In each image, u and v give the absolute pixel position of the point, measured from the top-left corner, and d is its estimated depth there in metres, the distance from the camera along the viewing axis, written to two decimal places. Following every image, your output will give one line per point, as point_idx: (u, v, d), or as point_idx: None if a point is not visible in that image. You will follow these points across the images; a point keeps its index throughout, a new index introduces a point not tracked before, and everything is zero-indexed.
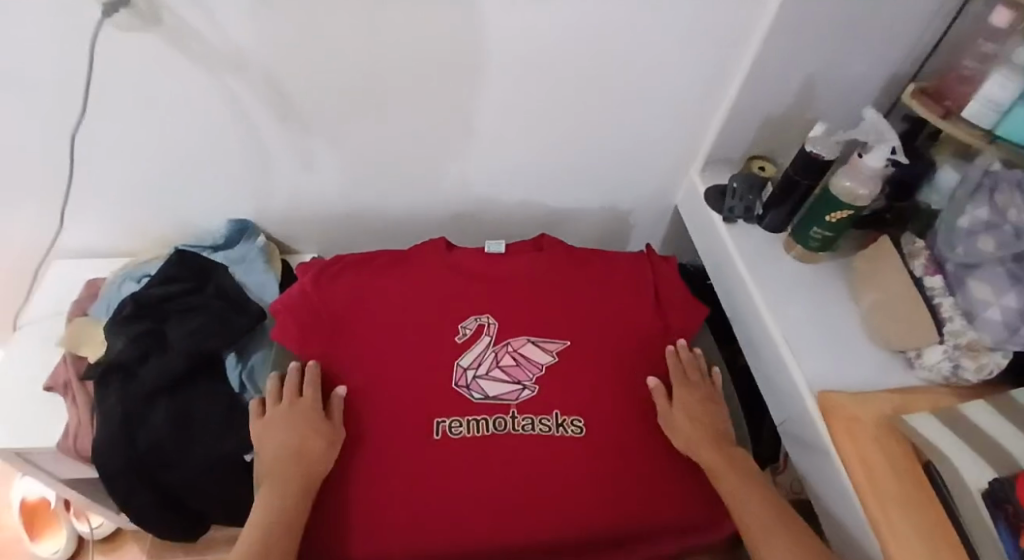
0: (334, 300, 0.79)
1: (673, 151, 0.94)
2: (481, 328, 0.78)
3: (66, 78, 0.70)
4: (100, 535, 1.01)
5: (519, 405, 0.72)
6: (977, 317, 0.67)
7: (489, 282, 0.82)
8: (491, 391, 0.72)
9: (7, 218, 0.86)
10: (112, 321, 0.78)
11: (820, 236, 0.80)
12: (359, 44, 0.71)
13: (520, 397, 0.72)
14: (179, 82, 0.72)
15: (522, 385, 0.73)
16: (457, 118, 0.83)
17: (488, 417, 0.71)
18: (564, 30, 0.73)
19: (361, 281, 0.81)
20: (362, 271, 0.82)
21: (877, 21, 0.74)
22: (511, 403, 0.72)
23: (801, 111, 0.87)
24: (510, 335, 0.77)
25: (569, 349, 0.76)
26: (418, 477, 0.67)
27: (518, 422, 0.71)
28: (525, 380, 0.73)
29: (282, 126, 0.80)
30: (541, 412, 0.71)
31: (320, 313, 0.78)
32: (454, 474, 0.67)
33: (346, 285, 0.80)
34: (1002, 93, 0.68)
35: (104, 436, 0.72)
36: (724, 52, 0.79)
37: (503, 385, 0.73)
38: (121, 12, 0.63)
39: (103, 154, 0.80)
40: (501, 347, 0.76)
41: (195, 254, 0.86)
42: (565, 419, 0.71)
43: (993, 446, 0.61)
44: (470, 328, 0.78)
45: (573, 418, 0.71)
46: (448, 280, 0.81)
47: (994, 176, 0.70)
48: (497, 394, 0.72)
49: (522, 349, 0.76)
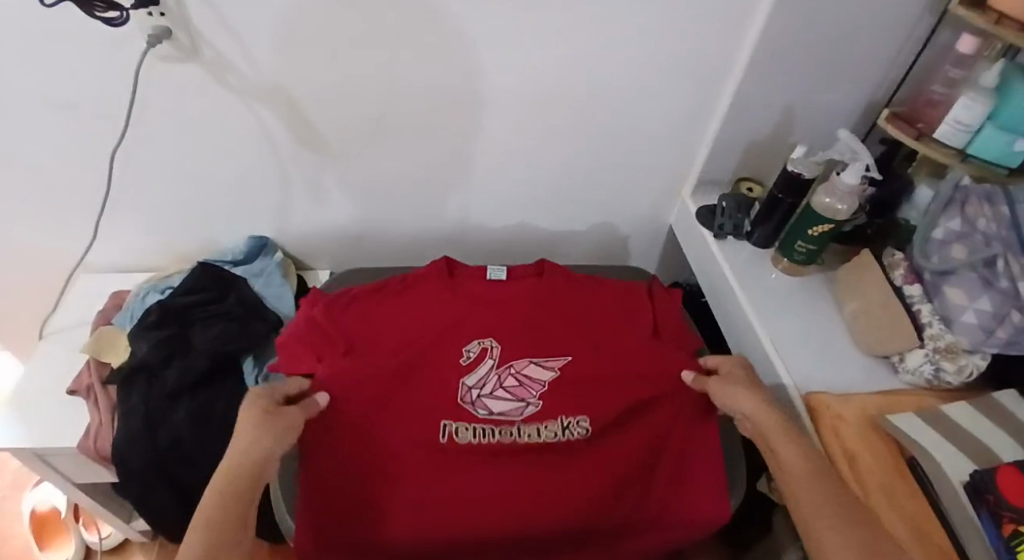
0: (343, 328, 0.78)
1: (668, 175, 1.00)
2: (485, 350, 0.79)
3: (110, 104, 0.77)
4: (107, 546, 1.03)
5: (524, 419, 0.75)
6: (954, 322, 0.71)
7: (491, 309, 0.82)
8: (496, 408, 0.75)
9: (43, 233, 0.93)
10: (138, 326, 0.83)
11: (803, 249, 0.85)
12: (377, 74, 0.77)
13: (524, 412, 0.75)
14: (212, 109, 0.79)
15: (526, 401, 0.76)
16: (466, 144, 0.89)
17: (494, 429, 0.73)
18: (564, 63, 0.80)
19: (368, 305, 0.81)
20: (370, 299, 0.81)
21: (849, 52, 0.81)
22: (516, 418, 0.74)
23: (785, 135, 0.93)
24: (513, 358, 0.79)
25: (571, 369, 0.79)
26: (423, 490, 0.70)
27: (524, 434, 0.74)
28: (528, 397, 0.76)
29: (304, 152, 0.87)
30: (545, 422, 0.74)
31: (326, 337, 0.77)
32: (459, 486, 0.70)
33: (350, 310, 0.80)
34: (968, 114, 0.72)
35: (127, 431, 0.77)
36: (711, 83, 0.86)
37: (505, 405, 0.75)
38: (163, 44, 0.70)
39: (136, 175, 0.87)
40: (503, 369, 0.78)
41: (219, 267, 0.92)
42: (570, 422, 0.74)
43: (974, 443, 0.64)
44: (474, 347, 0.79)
45: (579, 419, 0.75)
46: (451, 305, 0.81)
47: (965, 190, 0.76)
48: (501, 410, 0.75)
49: (524, 370, 0.78)
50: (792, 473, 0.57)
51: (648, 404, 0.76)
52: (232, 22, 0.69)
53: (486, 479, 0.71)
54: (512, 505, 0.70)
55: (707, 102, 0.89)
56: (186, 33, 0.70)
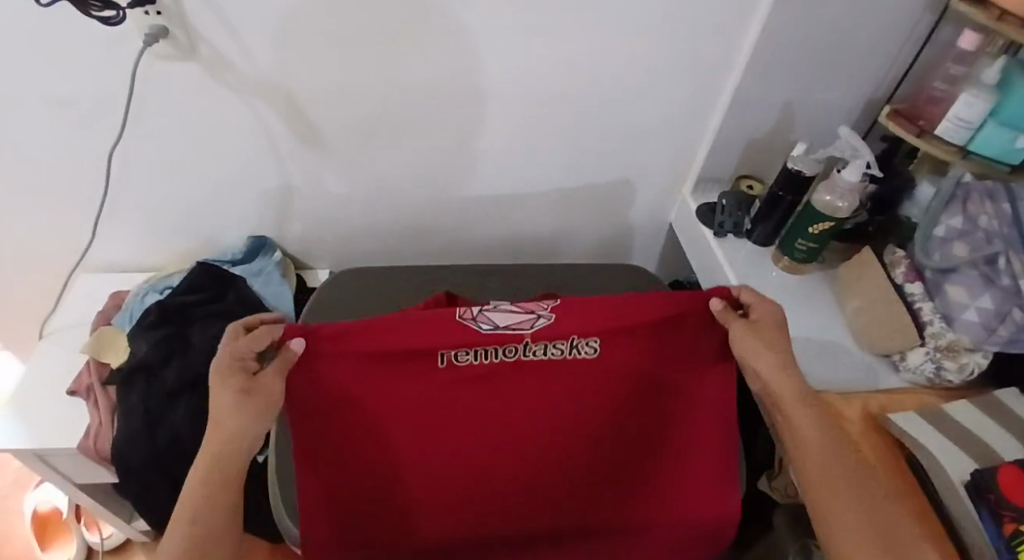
0: None
1: (667, 173, 0.99)
2: (490, 325, 0.55)
3: (107, 103, 0.76)
4: (109, 545, 1.04)
5: (535, 334, 0.55)
6: (956, 320, 0.71)
7: None
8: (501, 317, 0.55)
9: (42, 233, 0.93)
10: (137, 326, 0.84)
11: (804, 247, 0.84)
12: (375, 73, 0.77)
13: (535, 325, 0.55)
14: (211, 108, 0.79)
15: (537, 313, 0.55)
16: (466, 142, 0.89)
17: (497, 347, 0.55)
18: (563, 60, 0.79)
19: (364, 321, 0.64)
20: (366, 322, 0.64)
21: (849, 49, 0.81)
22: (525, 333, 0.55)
23: (786, 133, 0.93)
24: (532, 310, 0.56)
25: (604, 337, 0.57)
26: (431, 480, 0.62)
27: (529, 351, 0.56)
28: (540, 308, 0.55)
29: (304, 151, 0.86)
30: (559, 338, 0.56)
31: None
32: (470, 478, 0.62)
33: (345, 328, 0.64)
34: (968, 111, 0.72)
35: (127, 430, 0.78)
36: (710, 81, 0.85)
37: (524, 382, 0.58)
38: (159, 43, 0.70)
39: (134, 174, 0.86)
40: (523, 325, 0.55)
41: (218, 266, 0.91)
42: (581, 343, 0.57)
43: (977, 441, 0.63)
44: (483, 321, 0.54)
45: (590, 340, 0.57)
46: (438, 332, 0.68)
47: (966, 187, 0.76)
48: (507, 324, 0.55)
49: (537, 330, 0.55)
50: (806, 451, 0.55)
51: (697, 378, 0.62)
52: (229, 22, 0.69)
53: (498, 472, 0.62)
54: (528, 493, 0.64)
55: (707, 99, 0.88)
56: (184, 32, 0.69)
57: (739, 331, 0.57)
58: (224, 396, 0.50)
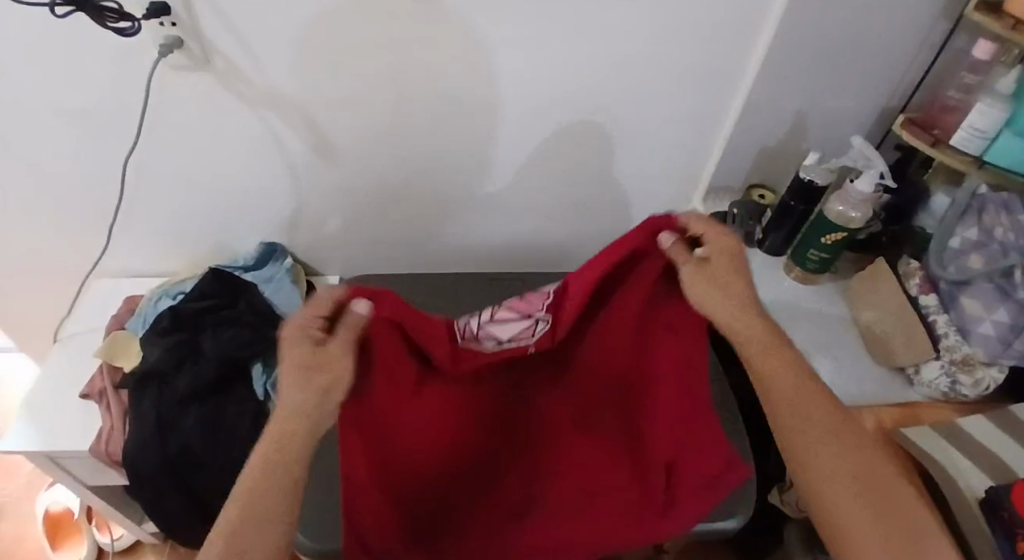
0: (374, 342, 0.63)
1: (677, 181, 0.99)
2: (502, 340, 0.62)
3: (122, 110, 0.77)
4: (119, 547, 1.05)
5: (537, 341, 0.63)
6: (971, 333, 0.69)
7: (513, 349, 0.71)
8: (504, 335, 0.62)
9: (58, 238, 0.94)
10: (150, 331, 0.84)
11: (815, 258, 0.83)
12: (385, 83, 0.78)
13: (535, 333, 0.63)
14: (224, 116, 0.80)
15: (534, 318, 0.63)
16: (475, 151, 0.89)
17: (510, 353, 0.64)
18: (572, 70, 0.79)
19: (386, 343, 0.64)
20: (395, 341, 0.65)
21: (860, 57, 0.80)
22: (529, 341, 0.63)
23: (797, 141, 0.92)
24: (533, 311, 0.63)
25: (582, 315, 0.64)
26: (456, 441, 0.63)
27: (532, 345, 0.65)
28: (536, 313, 0.63)
29: (315, 160, 0.87)
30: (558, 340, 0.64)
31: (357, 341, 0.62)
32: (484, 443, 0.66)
33: None
34: (983, 120, 0.72)
35: (139, 436, 0.78)
36: (721, 89, 0.85)
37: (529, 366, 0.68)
38: (173, 53, 0.71)
39: (148, 181, 0.87)
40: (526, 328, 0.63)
41: (230, 273, 0.92)
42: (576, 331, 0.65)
43: (995, 460, 0.62)
44: (489, 339, 0.62)
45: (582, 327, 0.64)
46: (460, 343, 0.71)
47: (982, 198, 0.75)
48: (511, 338, 0.63)
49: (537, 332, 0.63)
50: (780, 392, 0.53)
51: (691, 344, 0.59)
52: (242, 33, 0.70)
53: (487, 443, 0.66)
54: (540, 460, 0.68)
55: (718, 107, 0.87)
56: (198, 44, 0.71)
57: (688, 271, 0.54)
58: (286, 371, 0.47)
